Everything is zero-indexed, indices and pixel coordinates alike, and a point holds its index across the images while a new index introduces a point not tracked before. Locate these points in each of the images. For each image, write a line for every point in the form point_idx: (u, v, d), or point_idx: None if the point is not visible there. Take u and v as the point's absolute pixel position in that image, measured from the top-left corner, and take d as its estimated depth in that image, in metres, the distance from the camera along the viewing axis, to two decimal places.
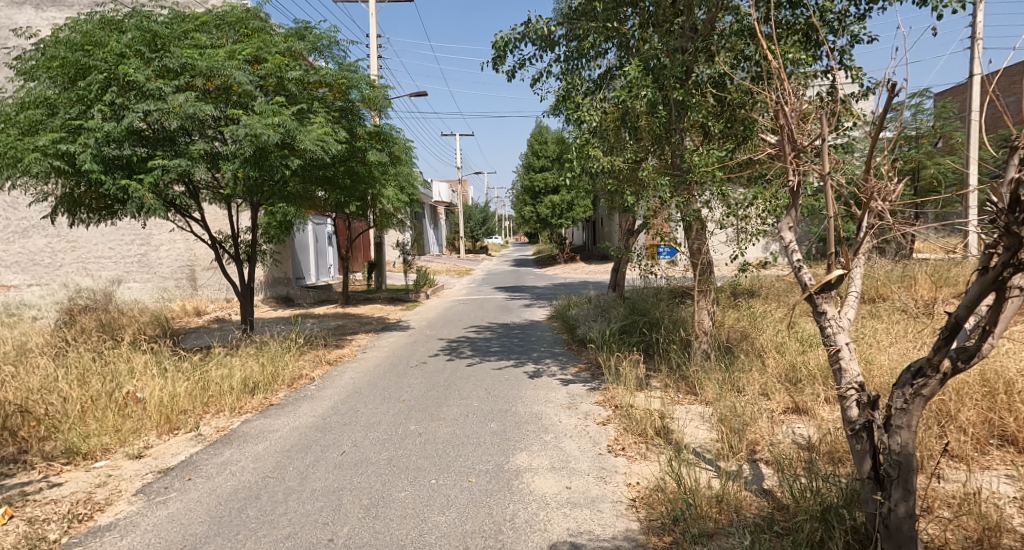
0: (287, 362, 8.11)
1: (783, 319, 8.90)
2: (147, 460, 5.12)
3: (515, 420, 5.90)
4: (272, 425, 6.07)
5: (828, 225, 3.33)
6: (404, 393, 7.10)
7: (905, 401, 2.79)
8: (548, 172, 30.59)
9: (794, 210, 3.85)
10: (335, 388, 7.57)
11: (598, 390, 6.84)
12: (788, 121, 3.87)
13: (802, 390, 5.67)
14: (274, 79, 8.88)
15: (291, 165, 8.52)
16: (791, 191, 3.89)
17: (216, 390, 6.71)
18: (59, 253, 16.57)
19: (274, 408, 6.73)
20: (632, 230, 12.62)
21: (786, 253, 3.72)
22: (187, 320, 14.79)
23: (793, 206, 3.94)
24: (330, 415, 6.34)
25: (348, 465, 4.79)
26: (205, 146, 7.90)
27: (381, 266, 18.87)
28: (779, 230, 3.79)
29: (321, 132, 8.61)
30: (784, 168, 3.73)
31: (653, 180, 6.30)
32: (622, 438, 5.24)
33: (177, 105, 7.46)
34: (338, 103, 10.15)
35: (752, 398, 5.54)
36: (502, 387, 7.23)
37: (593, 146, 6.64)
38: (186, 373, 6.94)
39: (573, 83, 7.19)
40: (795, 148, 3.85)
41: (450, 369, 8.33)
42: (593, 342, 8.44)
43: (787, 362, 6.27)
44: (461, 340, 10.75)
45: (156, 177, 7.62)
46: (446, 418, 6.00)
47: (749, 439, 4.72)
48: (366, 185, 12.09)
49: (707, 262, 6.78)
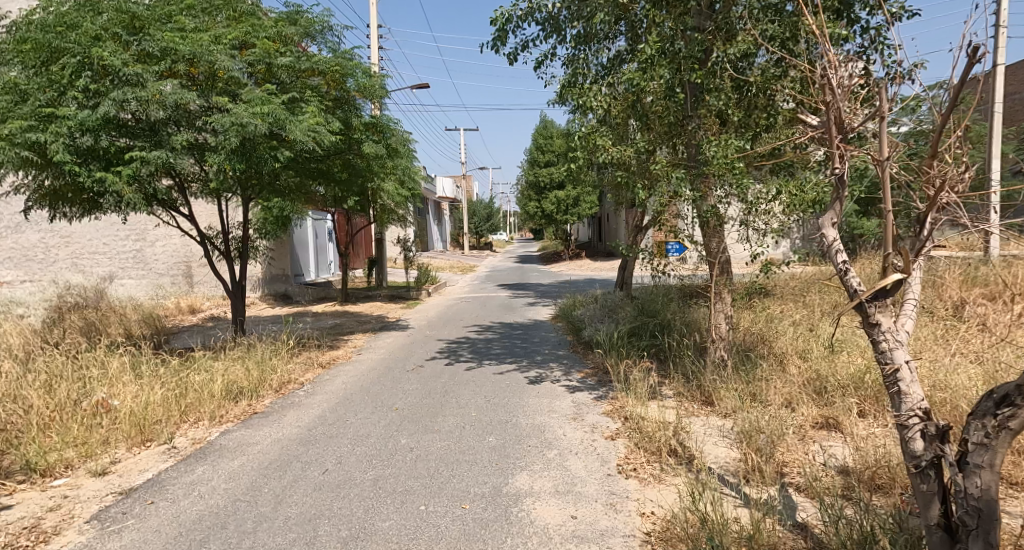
0: (275, 365, 7.66)
1: (802, 322, 8.40)
2: (110, 479, 4.64)
3: (517, 433, 5.43)
4: (253, 437, 5.60)
5: (885, 219, 2.80)
6: (397, 401, 6.63)
7: (986, 435, 2.31)
8: (553, 166, 30.10)
9: (839, 203, 3.31)
10: (325, 395, 7.10)
11: (606, 398, 6.37)
12: (835, 100, 3.31)
13: (831, 403, 5.18)
14: (263, 66, 8.44)
15: (281, 157, 8.05)
16: (834, 181, 3.33)
17: (194, 396, 6.25)
18: (52, 249, 16.18)
19: (257, 417, 6.26)
20: (640, 226, 12.15)
21: (828, 254, 3.20)
22: (181, 318, 14.36)
23: (836, 199, 3.39)
24: (317, 426, 5.87)
25: (329, 487, 4.34)
26: (188, 136, 7.45)
27: (382, 263, 18.41)
28: (820, 226, 3.24)
29: (313, 122, 8.16)
30: (831, 153, 3.21)
31: (666, 171, 5.76)
32: (633, 456, 4.75)
33: (157, 92, 7.02)
34: (333, 92, 9.67)
35: (777, 412, 5.04)
36: (502, 394, 6.74)
37: (601, 135, 6.14)
38: (164, 378, 6.48)
39: (580, 69, 6.71)
40: (843, 131, 3.34)
41: (448, 374, 7.85)
42: (600, 345, 7.95)
43: (812, 371, 5.78)
44: (461, 341, 10.27)
45: (134, 169, 7.15)
46: (440, 431, 5.53)
47: (775, 460, 4.26)
48: (364, 178, 11.63)
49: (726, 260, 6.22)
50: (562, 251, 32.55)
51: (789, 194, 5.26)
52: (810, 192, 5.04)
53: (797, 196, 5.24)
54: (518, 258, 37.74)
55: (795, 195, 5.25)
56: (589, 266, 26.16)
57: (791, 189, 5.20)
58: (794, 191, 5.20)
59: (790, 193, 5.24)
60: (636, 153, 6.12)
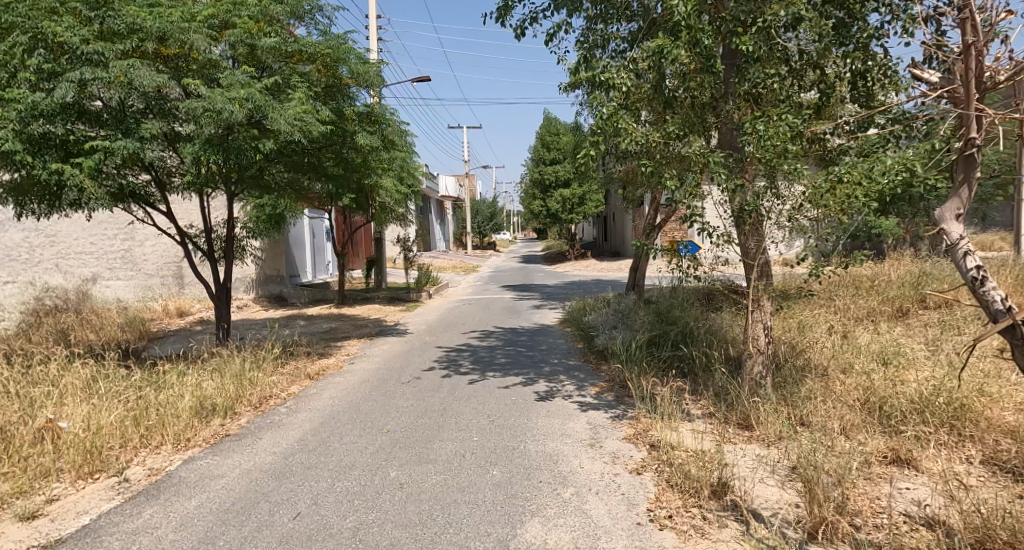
0: (254, 378, 6.89)
1: (839, 331, 7.58)
2: (39, 525, 3.91)
3: (526, 464, 4.65)
4: (219, 466, 4.83)
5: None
6: (388, 421, 5.84)
7: None
8: (559, 165, 29.23)
9: (964, 187, 3.55)
10: (309, 412, 6.31)
11: (625, 420, 5.58)
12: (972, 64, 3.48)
13: (897, 429, 4.43)
14: (245, 47, 7.72)
15: (263, 148, 7.27)
16: (963, 165, 3.57)
17: (157, 417, 5.47)
18: (37, 249, 15.38)
19: (229, 440, 5.50)
20: (656, 225, 11.32)
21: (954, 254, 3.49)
22: (167, 322, 13.60)
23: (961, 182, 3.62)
24: (295, 453, 5.09)
25: (298, 540, 3.61)
26: (160, 124, 6.71)
27: (381, 263, 17.60)
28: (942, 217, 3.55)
29: (300, 109, 7.43)
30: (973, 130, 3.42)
31: (702, 158, 5.00)
32: (667, 497, 3.97)
33: (122, 73, 6.30)
34: (325, 80, 8.89)
35: (837, 443, 4.29)
36: (508, 413, 5.96)
37: (625, 118, 5.34)
38: (125, 395, 5.72)
39: (599, 42, 5.96)
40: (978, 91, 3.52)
41: (448, 387, 7.06)
42: (615, 356, 7.17)
43: (869, 394, 4.97)
44: (462, 349, 9.49)
45: (98, 161, 6.37)
46: (436, 461, 4.76)
47: (845, 509, 3.50)
48: (358, 174, 10.84)
49: (766, 261, 5.43)
50: (567, 251, 31.75)
51: (851, 185, 4.50)
52: (879, 178, 4.27)
53: (859, 187, 4.48)
54: (524, 258, 36.93)
55: (859, 184, 4.48)
56: (594, 266, 25.80)
57: (855, 175, 4.41)
58: (857, 177, 4.45)
59: (852, 182, 4.48)
60: (664, 138, 5.36)
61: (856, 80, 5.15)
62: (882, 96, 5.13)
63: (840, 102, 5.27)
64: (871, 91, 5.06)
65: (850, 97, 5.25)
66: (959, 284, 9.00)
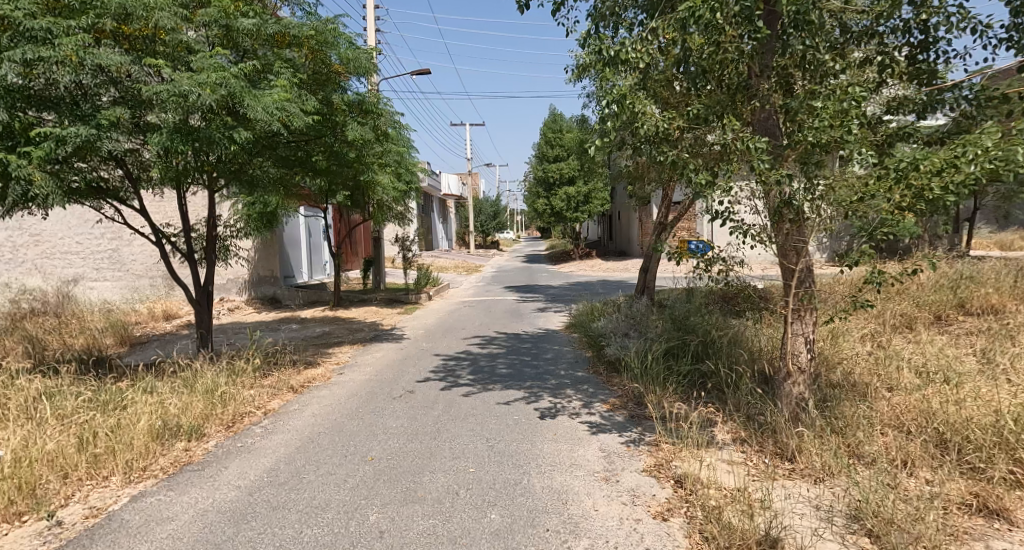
0: (227, 394, 6.19)
1: (878, 342, 6.84)
2: None
3: (529, 505, 3.93)
4: (172, 505, 4.14)
5: None
6: (373, 447, 5.11)
7: None
8: (563, 162, 28.44)
9: None
10: (287, 434, 5.60)
11: (642, 446, 4.86)
12: None
13: (975, 467, 3.74)
14: (220, 28, 7.05)
15: (238, 138, 6.56)
16: None
17: (106, 444, 4.76)
18: (21, 249, 14.87)
19: (190, 469, 4.79)
20: (666, 224, 10.54)
21: None
22: (151, 326, 12.91)
23: None
24: (262, 488, 4.38)
25: None
26: (120, 110, 6.02)
27: (380, 262, 16.87)
28: None
29: (281, 97, 6.75)
30: None
31: (738, 144, 4.26)
32: None
33: (73, 53, 5.63)
34: (311, 68, 8.22)
35: (906, 484, 3.60)
36: (510, 436, 5.23)
37: (642, 100, 4.62)
38: (71, 417, 5.02)
39: (615, 14, 5.27)
40: None
41: (443, 404, 6.33)
42: (628, 368, 6.44)
43: (935, 422, 4.26)
44: (461, 357, 8.77)
45: (48, 151, 5.69)
46: (426, 500, 4.05)
47: None
48: (350, 170, 10.13)
49: (808, 267, 4.65)
50: (572, 251, 31.09)
51: (928, 173, 3.79)
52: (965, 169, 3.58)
53: (936, 177, 3.78)
54: (524, 258, 35.87)
55: (939, 173, 3.77)
56: (600, 265, 25.06)
57: (936, 163, 3.71)
58: (937, 164, 3.74)
59: (930, 170, 3.78)
60: (689, 123, 4.63)
61: (917, 54, 4.48)
62: (946, 73, 4.47)
63: (894, 81, 4.55)
64: (934, 68, 4.42)
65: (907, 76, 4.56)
66: (1003, 289, 8.24)
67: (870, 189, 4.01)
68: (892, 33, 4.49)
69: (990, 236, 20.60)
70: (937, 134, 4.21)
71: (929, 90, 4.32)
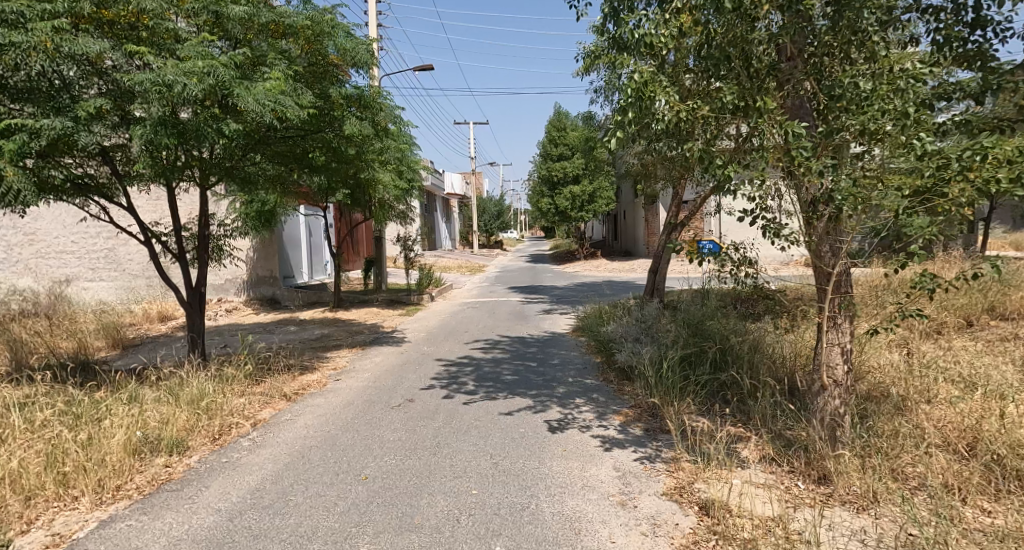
0: (214, 404, 5.79)
1: (909, 349, 6.41)
2: None
3: (537, 536, 3.52)
4: (143, 533, 3.74)
5: None
6: (368, 464, 4.70)
7: None
8: (568, 161, 28.00)
9: None
10: (276, 448, 5.20)
11: (661, 465, 4.45)
12: None
13: None
14: (210, 15, 6.67)
15: (227, 131, 6.17)
16: None
17: (77, 461, 4.37)
18: (15, 248, 14.30)
19: (169, 488, 4.40)
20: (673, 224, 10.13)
21: None
22: (146, 327, 12.56)
23: None
24: (244, 512, 3.98)
25: None
26: (100, 100, 5.64)
27: (382, 262, 16.34)
28: None
29: (274, 88, 6.36)
30: None
31: (771, 133, 3.85)
32: None
33: (47, 37, 5.25)
34: (306, 60, 7.83)
35: (968, 518, 3.19)
36: (516, 452, 4.82)
37: (663, 86, 4.21)
38: (41, 432, 4.63)
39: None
40: None
41: (444, 414, 5.92)
42: (643, 377, 6.02)
43: (992, 443, 3.84)
44: (464, 362, 8.38)
45: (20, 143, 5.29)
46: (423, 529, 3.64)
47: None
48: (348, 167, 9.72)
49: (846, 269, 4.21)
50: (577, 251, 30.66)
51: (994, 164, 3.36)
52: None
53: (1003, 169, 3.35)
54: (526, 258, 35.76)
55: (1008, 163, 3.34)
56: (606, 266, 24.58)
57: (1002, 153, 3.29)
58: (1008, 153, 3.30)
59: (996, 161, 3.35)
60: (715, 111, 4.21)
61: (969, 36, 4.04)
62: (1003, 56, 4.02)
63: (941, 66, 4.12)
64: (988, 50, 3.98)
65: (956, 61, 4.12)
66: None
67: (923, 180, 3.58)
68: (942, 12, 4.08)
69: (1005, 236, 20.10)
70: (996, 122, 3.78)
71: (985, 74, 3.91)
